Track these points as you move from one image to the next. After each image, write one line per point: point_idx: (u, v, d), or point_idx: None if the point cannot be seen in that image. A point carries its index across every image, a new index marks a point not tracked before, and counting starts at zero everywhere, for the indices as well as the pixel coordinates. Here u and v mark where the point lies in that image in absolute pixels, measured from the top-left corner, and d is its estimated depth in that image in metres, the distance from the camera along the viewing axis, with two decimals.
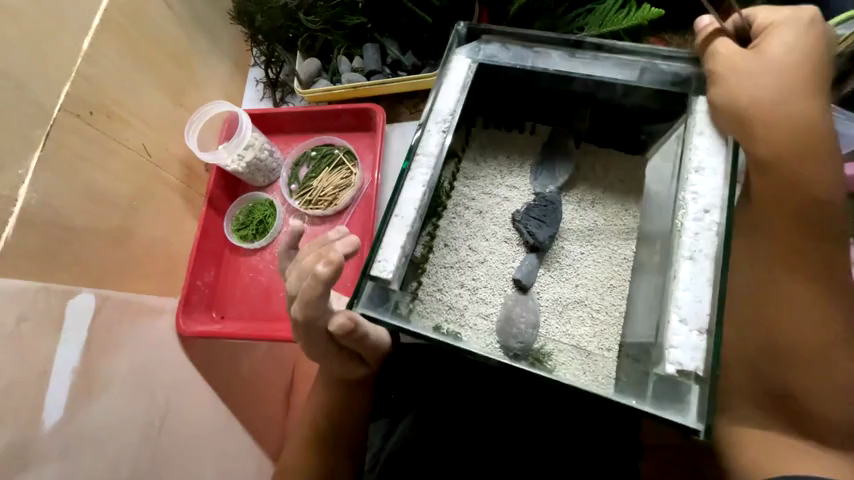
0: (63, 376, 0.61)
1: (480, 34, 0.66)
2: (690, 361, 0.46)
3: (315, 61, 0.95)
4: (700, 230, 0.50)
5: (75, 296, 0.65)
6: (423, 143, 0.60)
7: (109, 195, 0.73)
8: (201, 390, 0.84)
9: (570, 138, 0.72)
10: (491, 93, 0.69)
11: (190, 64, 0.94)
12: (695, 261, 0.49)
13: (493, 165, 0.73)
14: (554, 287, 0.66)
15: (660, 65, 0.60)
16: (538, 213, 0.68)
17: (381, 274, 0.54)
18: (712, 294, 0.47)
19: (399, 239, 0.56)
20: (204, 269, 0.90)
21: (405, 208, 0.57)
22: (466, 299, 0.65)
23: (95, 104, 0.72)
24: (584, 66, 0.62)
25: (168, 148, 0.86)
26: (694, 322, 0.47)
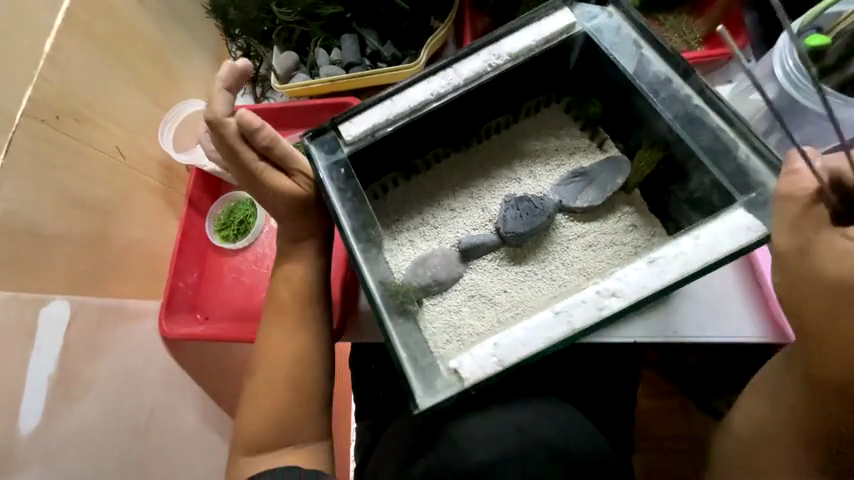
0: (39, 386, 0.61)
1: (610, 4, 0.62)
2: (468, 372, 0.50)
3: (292, 54, 0.93)
4: (591, 300, 0.50)
5: (48, 304, 0.65)
6: (460, 66, 0.62)
7: (82, 201, 0.72)
8: (187, 390, 0.85)
9: (620, 179, 0.67)
10: (588, 68, 0.66)
11: (167, 61, 0.91)
12: (556, 317, 0.50)
13: (527, 142, 0.72)
14: (480, 283, 0.68)
15: (744, 153, 0.53)
16: (526, 210, 0.68)
17: (345, 132, 0.62)
18: (538, 347, 0.49)
19: (378, 116, 0.61)
20: (187, 270, 0.89)
21: (403, 102, 0.61)
22: (410, 235, 0.71)
23: (61, 107, 0.70)
24: (672, 106, 0.58)
25: (143, 148, 0.85)
26: (502, 353, 0.50)
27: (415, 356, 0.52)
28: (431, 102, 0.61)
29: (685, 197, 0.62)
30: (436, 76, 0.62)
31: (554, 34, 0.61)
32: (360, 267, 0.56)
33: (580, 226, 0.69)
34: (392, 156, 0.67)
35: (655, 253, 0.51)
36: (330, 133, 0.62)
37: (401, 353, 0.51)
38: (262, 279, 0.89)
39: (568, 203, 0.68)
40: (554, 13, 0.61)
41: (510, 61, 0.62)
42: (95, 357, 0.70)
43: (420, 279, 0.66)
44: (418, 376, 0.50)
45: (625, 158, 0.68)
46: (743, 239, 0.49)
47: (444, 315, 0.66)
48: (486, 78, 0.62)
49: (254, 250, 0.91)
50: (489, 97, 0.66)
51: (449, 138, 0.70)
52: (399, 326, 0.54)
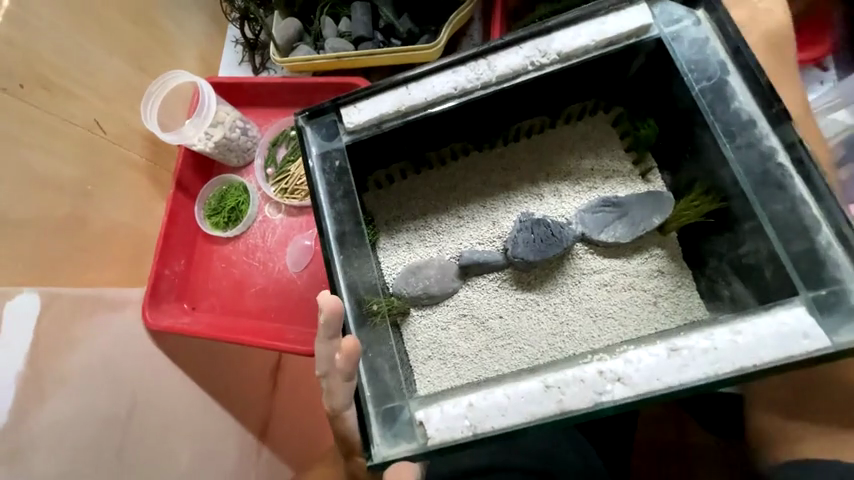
0: (7, 381, 0.58)
1: (701, 7, 0.52)
2: (434, 429, 0.44)
3: (295, 22, 0.82)
4: (592, 380, 0.43)
5: (15, 298, 0.60)
6: (496, 59, 0.53)
7: (56, 181, 0.66)
8: (173, 379, 0.82)
9: (656, 216, 0.60)
10: (649, 80, 0.58)
11: (153, 22, 0.81)
12: (546, 391, 0.43)
13: (558, 156, 0.65)
14: (476, 302, 0.62)
15: (826, 240, 0.44)
16: (539, 236, 0.60)
17: (349, 119, 0.55)
18: (519, 423, 0.43)
19: (387, 105, 0.54)
20: (174, 257, 0.84)
21: (421, 90, 0.54)
22: (409, 239, 0.65)
23: (26, 75, 0.62)
24: (747, 154, 0.49)
25: (127, 121, 0.77)
26: (475, 417, 0.44)
27: (382, 394, 0.48)
28: (453, 96, 0.54)
29: (732, 258, 0.55)
30: (463, 66, 0.53)
31: (620, 37, 0.52)
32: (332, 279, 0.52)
33: (600, 262, 0.62)
34: (401, 146, 0.59)
35: (677, 339, 0.43)
36: (330, 115, 0.56)
37: (365, 388, 0.48)
38: (252, 272, 0.84)
39: (589, 234, 0.61)
40: (625, 11, 0.52)
41: (558, 61, 0.53)
42: (71, 351, 0.66)
43: (410, 289, 0.61)
44: (378, 418, 0.47)
45: (668, 194, 0.61)
46: (794, 350, 0.41)
47: (430, 329, 0.62)
48: (522, 79, 0.53)
49: (246, 240, 0.86)
50: (524, 97, 0.57)
51: (472, 133, 0.62)
52: (368, 355, 0.50)
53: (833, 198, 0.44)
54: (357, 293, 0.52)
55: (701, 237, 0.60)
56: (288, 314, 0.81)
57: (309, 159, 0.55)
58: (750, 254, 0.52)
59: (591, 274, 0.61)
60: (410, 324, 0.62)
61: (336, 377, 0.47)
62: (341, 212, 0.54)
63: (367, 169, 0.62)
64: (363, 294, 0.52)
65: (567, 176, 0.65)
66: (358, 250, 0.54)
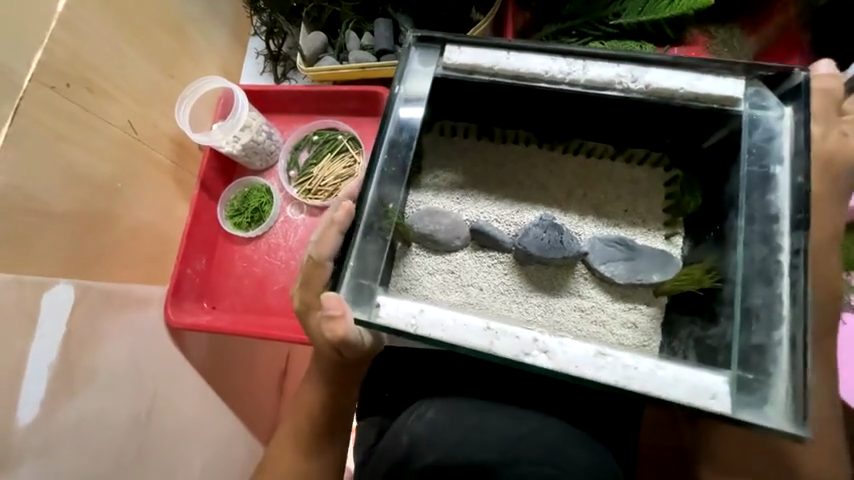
0: (39, 375, 0.57)
1: (793, 104, 0.50)
2: (385, 313, 0.47)
3: (320, 35, 0.87)
4: (522, 346, 0.44)
5: (52, 288, 0.60)
6: (591, 65, 0.54)
7: (92, 177, 0.67)
8: (190, 380, 0.82)
9: (655, 273, 0.60)
10: (716, 160, 0.57)
11: (184, 32, 0.85)
12: (484, 331, 0.45)
13: (602, 189, 0.66)
14: (467, 266, 0.64)
15: (780, 337, 0.44)
16: (548, 235, 0.61)
17: (449, 56, 0.56)
18: (453, 340, 0.45)
19: (486, 59, 0.55)
20: (196, 257, 0.85)
21: (518, 61, 0.55)
22: (440, 188, 0.67)
23: (72, 75, 0.65)
24: (754, 246, 0.48)
25: (156, 124, 0.80)
26: (421, 322, 0.46)
27: (361, 270, 0.51)
28: (541, 80, 0.55)
29: (697, 337, 0.54)
30: (562, 59, 0.55)
31: (707, 99, 0.51)
32: (373, 161, 0.54)
33: (589, 289, 0.62)
34: (469, 104, 0.62)
35: (610, 348, 0.45)
36: (435, 47, 0.58)
37: (350, 258, 0.50)
38: (275, 270, 0.86)
39: (591, 261, 0.61)
40: (722, 77, 0.51)
41: (640, 94, 0.53)
42: (100, 345, 0.66)
43: (419, 226, 0.63)
44: (348, 287, 0.50)
45: (680, 262, 0.60)
46: (700, 403, 0.41)
47: (418, 269, 0.64)
48: (606, 93, 0.54)
49: (268, 239, 0.88)
50: (591, 114, 0.58)
51: (535, 127, 0.64)
52: (365, 238, 0.51)
53: (808, 310, 0.43)
54: (381, 196, 0.54)
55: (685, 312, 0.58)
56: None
57: (400, 69, 0.57)
58: (714, 334, 0.51)
59: (569, 296, 0.62)
60: (407, 256, 0.63)
61: (332, 227, 0.53)
62: (403, 123, 0.56)
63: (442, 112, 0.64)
64: (385, 201, 0.54)
65: (604, 207, 0.65)
66: (399, 167, 0.55)
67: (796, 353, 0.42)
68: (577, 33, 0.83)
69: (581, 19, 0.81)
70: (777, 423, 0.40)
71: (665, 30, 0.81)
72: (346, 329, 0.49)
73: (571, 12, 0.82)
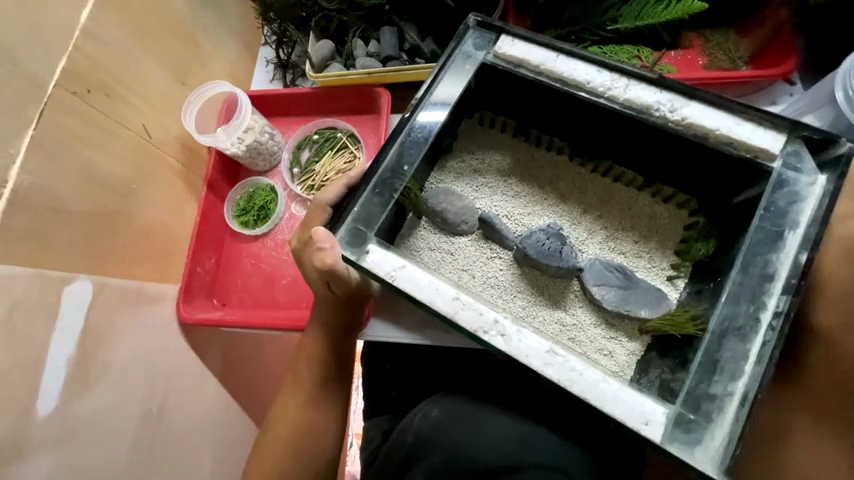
0: (57, 368, 0.59)
1: (827, 175, 0.48)
2: (371, 260, 0.53)
3: (328, 43, 0.91)
4: (483, 326, 0.49)
5: (71, 283, 0.62)
6: (634, 85, 0.55)
7: (109, 178, 0.70)
8: (199, 378, 0.83)
9: (644, 310, 0.60)
10: (743, 219, 0.56)
11: (196, 41, 0.89)
12: (454, 299, 0.50)
13: (621, 217, 0.66)
14: (467, 251, 0.66)
15: (733, 390, 0.44)
16: (549, 248, 0.62)
17: (503, 48, 0.58)
18: (425, 298, 0.51)
19: (535, 57, 0.57)
20: (205, 256, 0.87)
21: (564, 66, 0.56)
22: (464, 172, 0.69)
23: (93, 81, 0.68)
24: (739, 304, 0.47)
25: (169, 128, 0.83)
26: (400, 280, 0.52)
27: (361, 218, 0.56)
28: (581, 88, 0.56)
29: (664, 378, 0.55)
30: (608, 72, 0.55)
31: (736, 145, 0.51)
32: (399, 135, 0.58)
33: (578, 309, 0.63)
34: (509, 98, 0.64)
35: (564, 350, 0.49)
36: (491, 34, 0.60)
37: (353, 208, 0.56)
38: (282, 266, 0.88)
39: (585, 278, 0.62)
40: (763, 129, 0.51)
41: (675, 125, 0.53)
42: (114, 341, 0.68)
43: (433, 201, 0.65)
44: (346, 231, 0.55)
45: (673, 305, 0.60)
46: (631, 423, 0.44)
47: (422, 243, 0.66)
48: (640, 114, 0.54)
49: (274, 236, 0.90)
50: (623, 136, 0.60)
51: (569, 137, 0.66)
52: (370, 194, 0.56)
53: (769, 372, 0.44)
54: (396, 166, 0.58)
55: (663, 354, 0.58)
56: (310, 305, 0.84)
57: (453, 47, 0.60)
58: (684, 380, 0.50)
59: (555, 309, 0.63)
60: (414, 229, 0.66)
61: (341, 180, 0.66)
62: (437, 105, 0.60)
63: (484, 101, 0.66)
64: (400, 165, 0.58)
65: (616, 231, 0.66)
66: (413, 146, 0.58)
67: (742, 410, 0.43)
68: (577, 38, 0.85)
69: (579, 25, 0.85)
70: (700, 463, 0.42)
71: (662, 34, 0.84)
72: (333, 259, 0.55)
73: (569, 17, 0.85)
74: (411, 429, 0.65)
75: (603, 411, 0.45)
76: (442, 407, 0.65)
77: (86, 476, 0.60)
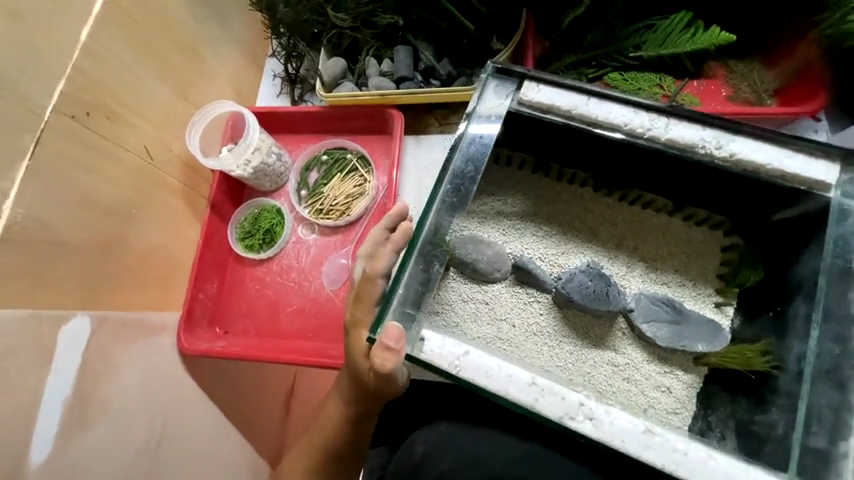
0: (52, 413, 0.55)
1: None
2: (429, 349, 0.44)
3: (340, 61, 0.87)
4: (566, 411, 0.40)
5: (70, 320, 0.59)
6: (676, 122, 0.49)
7: (109, 205, 0.66)
8: (200, 409, 0.80)
9: (700, 343, 0.58)
10: (789, 235, 0.54)
11: (201, 57, 0.85)
12: (530, 386, 0.41)
13: (656, 245, 0.65)
14: (502, 299, 0.66)
15: (847, 450, 0.40)
16: (592, 291, 0.61)
17: (528, 94, 0.52)
18: (501, 389, 0.41)
19: (565, 100, 0.51)
20: (207, 280, 0.84)
21: (597, 109, 0.50)
22: (487, 216, 0.68)
23: (93, 104, 0.64)
24: (832, 343, 0.44)
25: (171, 148, 0.79)
26: (466, 363, 0.42)
27: (407, 298, 0.47)
28: (619, 131, 0.50)
29: (739, 420, 0.54)
30: (646, 112, 0.50)
31: (794, 178, 0.47)
32: (437, 183, 0.51)
33: (627, 346, 0.62)
34: (531, 138, 0.60)
35: (660, 427, 0.40)
36: (513, 79, 0.54)
37: (399, 288, 0.46)
38: (288, 293, 0.85)
39: (634, 316, 0.60)
40: (815, 159, 0.47)
41: (721, 162, 0.49)
42: (112, 377, 0.65)
43: (462, 252, 0.64)
44: (394, 315, 0.45)
45: (728, 336, 0.58)
46: None
47: (455, 297, 0.65)
48: (686, 155, 0.49)
49: (280, 261, 0.87)
50: (661, 169, 0.56)
51: (594, 168, 0.64)
52: (415, 270, 0.48)
53: None
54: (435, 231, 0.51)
55: (726, 389, 0.57)
56: (338, 337, 0.81)
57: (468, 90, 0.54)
58: (775, 431, 0.48)
59: (603, 350, 0.62)
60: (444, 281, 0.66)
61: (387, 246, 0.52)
62: (470, 153, 0.53)
63: (504, 142, 0.62)
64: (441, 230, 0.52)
65: (654, 262, 0.64)
66: (451, 209, 0.52)
67: None
68: (597, 64, 0.84)
69: (599, 51, 0.82)
70: None
71: (686, 63, 0.82)
72: (395, 365, 0.44)
73: (591, 41, 0.82)
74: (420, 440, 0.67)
75: None
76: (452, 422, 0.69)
77: None
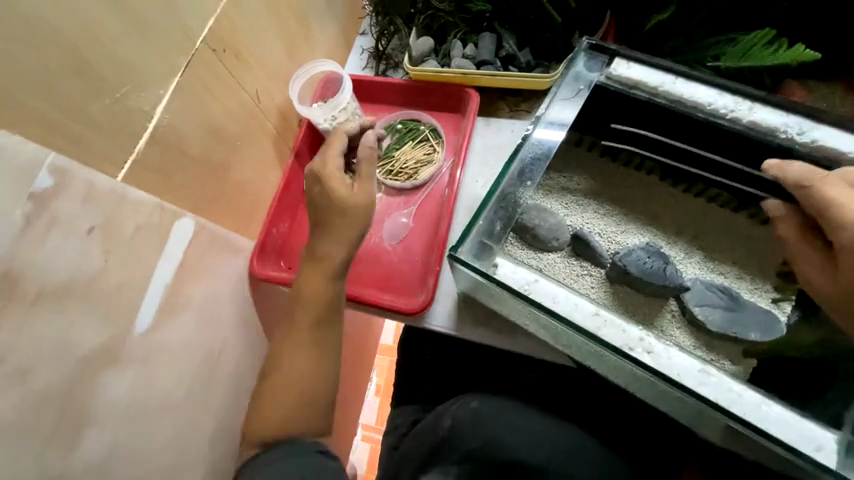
0: (156, 291, 0.64)
1: None
2: (503, 271, 0.53)
3: (429, 41, 0.95)
4: (630, 342, 0.49)
5: (180, 218, 0.68)
6: (758, 108, 0.58)
7: (221, 131, 0.76)
8: (254, 332, 0.88)
9: (752, 331, 0.60)
10: None
11: (309, 22, 0.96)
12: (595, 316, 0.50)
13: (715, 239, 0.67)
14: (556, 267, 0.68)
15: None
16: (649, 266, 0.64)
17: (620, 71, 0.62)
18: (573, 316, 0.50)
19: (653, 78, 0.61)
20: (281, 219, 0.93)
21: (683, 88, 0.60)
22: (550, 188, 0.71)
23: (228, 43, 0.74)
24: None
25: (273, 96, 0.89)
26: (536, 289, 0.52)
27: (485, 231, 0.57)
28: (701, 109, 0.59)
29: None
30: (728, 95, 0.59)
31: None
32: (527, 141, 0.62)
33: (675, 328, 0.63)
34: (612, 116, 0.66)
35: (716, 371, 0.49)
36: (604, 56, 0.64)
37: (479, 219, 0.56)
38: None
39: (687, 298, 0.64)
40: None
41: (802, 147, 0.55)
42: (201, 279, 0.73)
43: (526, 215, 0.67)
44: (472, 239, 0.55)
45: (785, 329, 0.59)
46: (800, 446, 0.44)
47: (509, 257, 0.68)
48: (762, 136, 0.57)
49: None
50: (732, 159, 0.62)
51: (665, 156, 0.67)
52: (499, 206, 0.59)
53: None
54: (517, 177, 0.62)
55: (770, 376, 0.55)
56: (389, 287, 0.86)
57: (565, 69, 0.65)
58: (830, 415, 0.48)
59: (649, 327, 0.63)
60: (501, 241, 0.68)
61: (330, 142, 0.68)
62: (557, 118, 0.64)
63: (586, 118, 0.67)
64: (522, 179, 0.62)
65: (713, 253, 0.67)
66: (534, 162, 0.63)
67: None
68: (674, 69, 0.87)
69: (680, 57, 0.85)
70: None
71: (764, 77, 0.82)
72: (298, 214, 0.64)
73: (672, 47, 0.85)
74: (450, 412, 0.72)
75: (765, 431, 0.45)
76: (480, 399, 0.72)
77: (156, 396, 0.64)
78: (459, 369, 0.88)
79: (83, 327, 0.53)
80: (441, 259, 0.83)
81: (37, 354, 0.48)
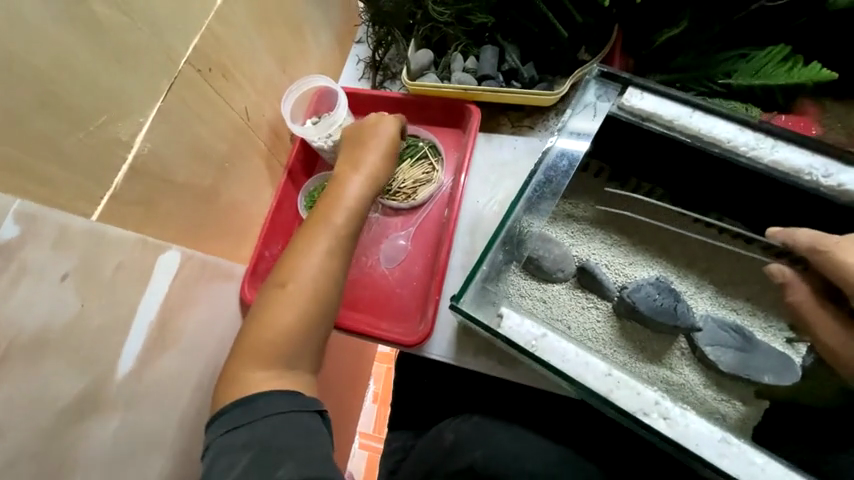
0: (141, 331, 0.60)
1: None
2: (509, 323, 0.56)
3: (428, 53, 0.91)
4: (644, 407, 0.51)
5: (165, 252, 0.64)
6: (781, 146, 0.55)
7: (209, 154, 0.72)
8: None
9: (765, 374, 0.57)
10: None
11: (302, 32, 0.91)
12: (607, 377, 0.53)
13: (728, 273, 0.64)
14: (561, 300, 0.65)
15: None
16: (659, 304, 0.62)
17: (632, 101, 0.60)
18: (578, 374, 0.52)
19: (668, 110, 0.58)
20: (274, 241, 0.89)
21: (701, 122, 0.57)
22: (555, 216, 0.66)
23: (215, 61, 0.69)
24: None
25: (264, 112, 0.84)
26: (541, 344, 0.54)
27: (487, 276, 0.59)
28: (719, 146, 0.57)
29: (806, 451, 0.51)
30: (749, 132, 0.56)
31: None
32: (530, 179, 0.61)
33: (683, 367, 0.61)
34: (622, 147, 0.64)
35: (737, 441, 0.50)
36: (616, 84, 0.61)
37: (480, 267, 0.57)
38: None
39: (697, 338, 0.61)
40: None
41: (828, 190, 0.54)
42: (189, 311, 0.69)
43: (532, 247, 0.64)
44: (474, 288, 0.57)
45: (799, 372, 0.56)
46: None
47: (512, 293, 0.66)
48: (785, 177, 0.55)
49: None
50: (745, 191, 0.59)
51: (675, 183, 0.64)
52: (498, 253, 0.59)
53: None
54: (518, 217, 0.61)
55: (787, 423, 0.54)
56: (387, 314, 0.83)
57: (575, 96, 0.63)
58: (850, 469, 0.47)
59: (658, 366, 0.61)
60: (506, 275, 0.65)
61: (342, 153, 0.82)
62: (565, 153, 0.63)
63: (595, 147, 0.65)
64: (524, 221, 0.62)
65: (725, 287, 0.64)
66: (537, 199, 0.62)
67: None
68: (682, 86, 0.83)
69: (692, 72, 0.81)
70: None
71: (778, 97, 0.78)
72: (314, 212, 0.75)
73: (682, 63, 0.82)
74: (452, 427, 0.74)
75: None
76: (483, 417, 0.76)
77: (144, 440, 0.61)
78: (459, 393, 0.86)
79: (59, 379, 0.50)
80: (441, 286, 0.80)
81: (7, 416, 0.45)
